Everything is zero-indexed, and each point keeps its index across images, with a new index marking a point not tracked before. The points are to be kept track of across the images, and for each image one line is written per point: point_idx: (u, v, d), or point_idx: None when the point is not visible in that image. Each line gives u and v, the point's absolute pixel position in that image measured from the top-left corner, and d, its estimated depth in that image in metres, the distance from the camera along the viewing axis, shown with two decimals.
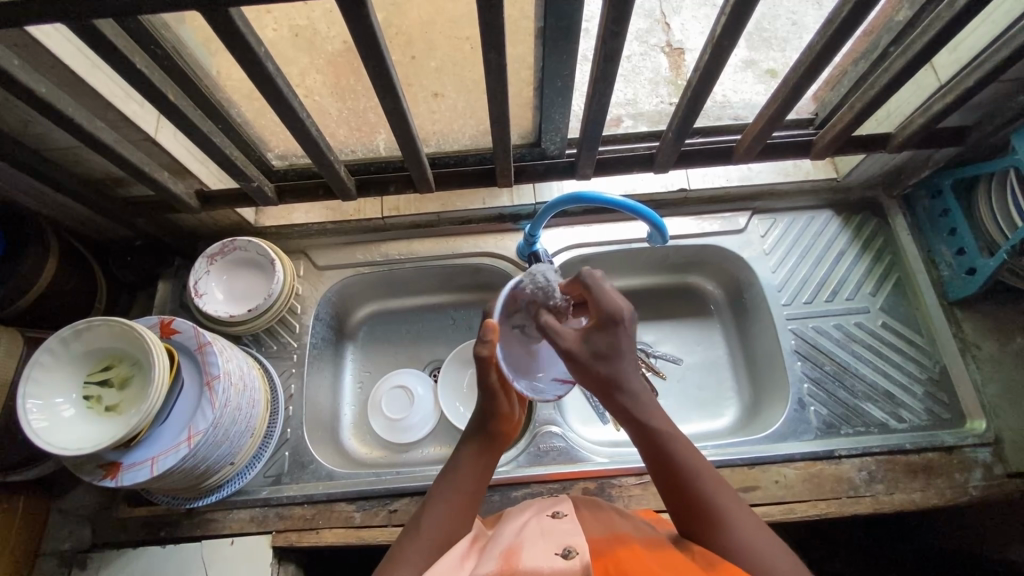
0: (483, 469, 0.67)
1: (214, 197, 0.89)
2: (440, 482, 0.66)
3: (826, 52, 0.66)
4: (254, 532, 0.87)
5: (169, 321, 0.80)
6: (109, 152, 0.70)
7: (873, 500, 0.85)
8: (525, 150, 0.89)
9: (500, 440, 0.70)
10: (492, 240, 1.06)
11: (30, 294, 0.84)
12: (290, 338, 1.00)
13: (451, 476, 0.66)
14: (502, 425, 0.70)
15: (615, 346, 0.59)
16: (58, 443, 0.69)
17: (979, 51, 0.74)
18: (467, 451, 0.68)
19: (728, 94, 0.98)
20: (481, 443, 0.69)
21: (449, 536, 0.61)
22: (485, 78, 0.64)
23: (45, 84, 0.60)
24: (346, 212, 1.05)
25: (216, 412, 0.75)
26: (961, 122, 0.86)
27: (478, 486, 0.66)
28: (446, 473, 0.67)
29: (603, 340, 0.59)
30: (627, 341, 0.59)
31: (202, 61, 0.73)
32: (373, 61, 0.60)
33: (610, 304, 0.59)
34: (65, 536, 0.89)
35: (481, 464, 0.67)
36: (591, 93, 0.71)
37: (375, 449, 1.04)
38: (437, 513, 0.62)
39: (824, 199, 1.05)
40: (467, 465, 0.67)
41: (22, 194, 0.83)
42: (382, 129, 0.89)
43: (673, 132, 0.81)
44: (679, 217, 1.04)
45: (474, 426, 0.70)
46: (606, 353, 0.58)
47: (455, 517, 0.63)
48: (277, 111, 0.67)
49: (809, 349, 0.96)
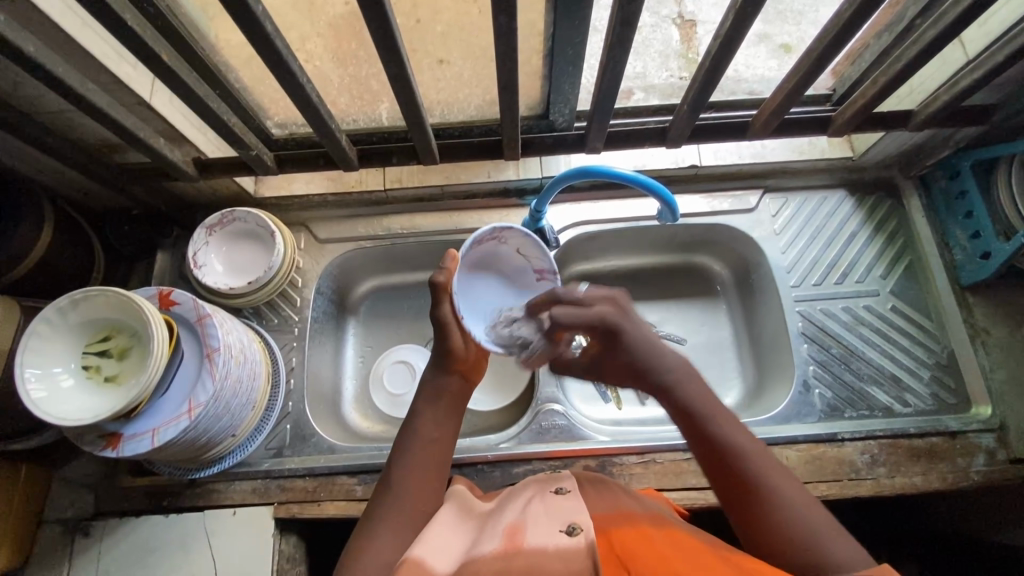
0: (446, 421, 0.68)
1: (212, 164, 0.87)
2: (403, 438, 0.66)
3: (855, 21, 0.63)
4: (255, 504, 0.87)
5: (168, 292, 0.78)
6: (102, 116, 0.68)
7: (874, 483, 0.85)
8: (532, 122, 0.87)
9: (458, 382, 0.71)
10: (497, 216, 1.03)
11: (25, 262, 0.82)
12: (290, 312, 0.99)
13: (412, 431, 0.66)
14: (458, 367, 0.71)
15: (628, 351, 0.65)
16: (57, 413, 0.69)
17: (1011, 23, 0.71)
18: (424, 399, 0.69)
19: (741, 69, 0.96)
20: (438, 390, 0.69)
21: (421, 496, 0.62)
22: (494, 43, 0.61)
23: (32, 43, 0.57)
24: (347, 182, 1.03)
25: (216, 384, 0.75)
26: (986, 100, 0.82)
27: (444, 437, 0.67)
28: (407, 425, 0.67)
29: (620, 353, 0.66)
30: (632, 336, 0.65)
31: (199, 23, 0.70)
32: (377, 21, 0.57)
33: (592, 319, 0.66)
34: (67, 503, 0.89)
35: (439, 414, 0.68)
36: (603, 62, 0.68)
37: (376, 423, 1.04)
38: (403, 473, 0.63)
39: (837, 179, 1.03)
40: (428, 420, 0.67)
41: (14, 159, 0.80)
42: (384, 97, 0.86)
43: (688, 105, 0.78)
44: (689, 195, 1.02)
45: (428, 373, 0.71)
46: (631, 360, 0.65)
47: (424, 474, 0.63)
48: (276, 76, 0.64)
49: (816, 332, 0.95)
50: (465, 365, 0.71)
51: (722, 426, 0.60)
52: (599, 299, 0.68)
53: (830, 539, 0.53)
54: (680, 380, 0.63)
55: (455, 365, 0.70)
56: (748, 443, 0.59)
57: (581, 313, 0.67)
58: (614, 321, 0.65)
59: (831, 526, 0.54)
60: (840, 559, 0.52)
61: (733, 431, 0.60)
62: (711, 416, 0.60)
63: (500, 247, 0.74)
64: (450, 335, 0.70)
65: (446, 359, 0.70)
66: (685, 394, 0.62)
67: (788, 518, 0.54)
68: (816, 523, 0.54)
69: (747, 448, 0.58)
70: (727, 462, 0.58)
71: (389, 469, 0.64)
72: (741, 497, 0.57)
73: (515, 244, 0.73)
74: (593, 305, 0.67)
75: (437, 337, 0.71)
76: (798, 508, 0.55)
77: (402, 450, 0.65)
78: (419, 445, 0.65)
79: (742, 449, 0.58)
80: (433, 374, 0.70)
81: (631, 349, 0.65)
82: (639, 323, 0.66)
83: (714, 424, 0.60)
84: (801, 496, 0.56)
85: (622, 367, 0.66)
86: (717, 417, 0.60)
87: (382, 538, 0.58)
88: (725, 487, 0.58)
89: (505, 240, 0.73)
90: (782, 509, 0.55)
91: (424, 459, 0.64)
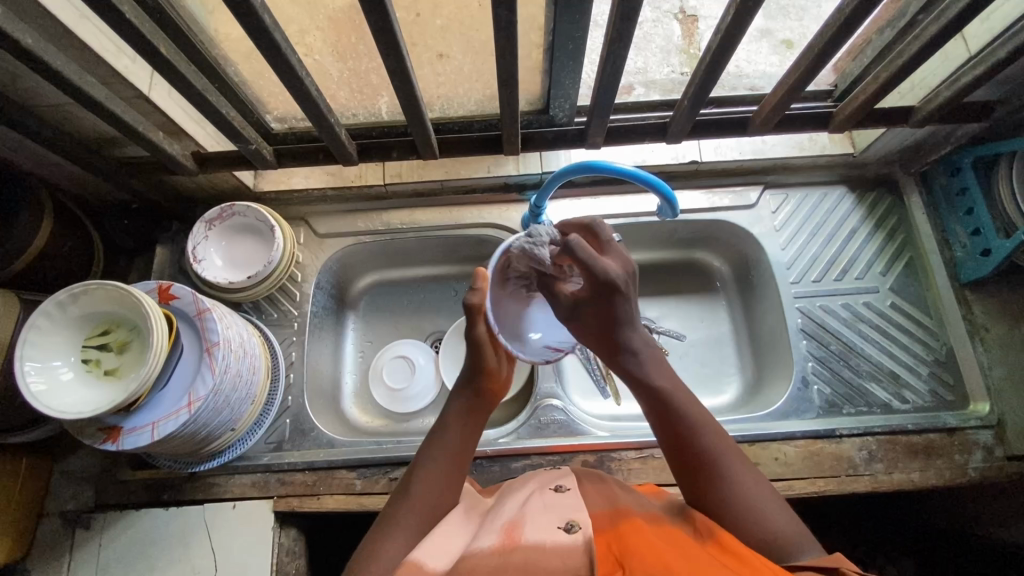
0: (471, 432, 0.68)
1: (212, 158, 0.87)
2: (428, 446, 0.66)
3: (857, 15, 0.63)
4: (255, 497, 0.88)
5: (167, 286, 0.79)
6: (101, 110, 0.67)
7: (872, 479, 0.85)
8: (532, 117, 0.86)
9: (488, 396, 0.70)
10: (497, 211, 1.03)
11: (25, 256, 0.83)
12: (290, 306, 0.99)
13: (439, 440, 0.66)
14: (490, 385, 0.70)
15: (609, 314, 0.61)
16: (57, 406, 0.69)
17: (1014, 19, 0.70)
18: (453, 411, 0.68)
19: (742, 64, 0.96)
20: (468, 401, 0.69)
21: (438, 503, 0.62)
22: (494, 36, 0.61)
23: (30, 35, 0.57)
24: (346, 177, 1.02)
25: (216, 378, 0.75)
26: (987, 96, 0.82)
27: (466, 447, 0.66)
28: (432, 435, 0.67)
29: (600, 312, 0.61)
30: (624, 308, 0.60)
31: (198, 16, 0.70)
32: (377, 15, 0.56)
33: (604, 272, 0.58)
34: (68, 497, 0.89)
35: (467, 426, 0.67)
36: (604, 56, 0.68)
37: (375, 418, 1.04)
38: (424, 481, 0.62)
39: (838, 175, 1.02)
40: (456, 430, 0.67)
41: (14, 152, 0.80)
42: (384, 91, 0.86)
43: (689, 101, 0.77)
44: (689, 191, 1.02)
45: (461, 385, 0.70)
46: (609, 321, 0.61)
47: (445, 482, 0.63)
48: (275, 69, 0.64)
49: (815, 328, 0.95)
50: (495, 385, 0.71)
51: (679, 399, 0.60)
52: (615, 257, 0.61)
53: (772, 512, 0.55)
54: (646, 352, 0.62)
55: (488, 380, 0.70)
56: (702, 418, 0.60)
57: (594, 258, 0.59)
58: (616, 281, 0.59)
59: (773, 499, 0.57)
60: (779, 531, 0.54)
61: (688, 405, 0.60)
62: (668, 389, 0.61)
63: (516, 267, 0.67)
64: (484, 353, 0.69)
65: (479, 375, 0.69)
66: (648, 366, 0.62)
67: (732, 490, 0.56)
68: (760, 498, 0.56)
69: (700, 424, 0.60)
70: (681, 434, 0.59)
71: (410, 478, 0.63)
72: (690, 469, 0.59)
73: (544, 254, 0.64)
74: (606, 260, 0.60)
75: (470, 354, 0.69)
76: (751, 489, 0.57)
77: (426, 457, 0.65)
78: (442, 456, 0.64)
79: (695, 423, 0.59)
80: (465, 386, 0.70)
81: (617, 311, 0.60)
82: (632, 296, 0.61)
83: (671, 397, 0.60)
84: (748, 471, 0.58)
85: (595, 326, 0.62)
86: (675, 390, 0.61)
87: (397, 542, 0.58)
88: (676, 458, 0.60)
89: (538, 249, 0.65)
90: (735, 489, 0.56)
91: (445, 469, 0.64)
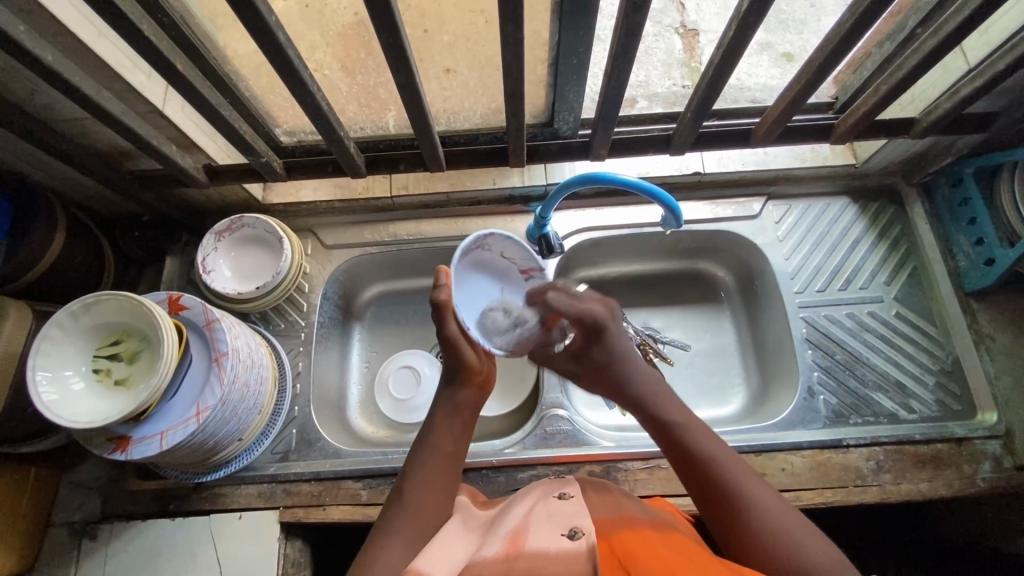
0: (461, 433, 0.69)
1: (221, 171, 0.88)
2: (419, 449, 0.67)
3: (856, 30, 0.64)
4: (260, 508, 0.88)
5: (177, 297, 0.79)
6: (117, 124, 0.69)
7: (880, 489, 0.85)
8: (536, 129, 0.87)
9: (474, 395, 0.72)
10: (502, 222, 1.05)
11: (37, 267, 0.84)
12: (297, 317, 1.00)
13: (429, 442, 0.67)
14: (471, 379, 0.72)
15: (607, 354, 0.70)
16: (67, 416, 0.70)
17: (1011, 33, 0.72)
18: (442, 414, 0.70)
19: (744, 77, 0.98)
20: (456, 403, 0.70)
21: (435, 507, 0.62)
22: (502, 53, 0.62)
23: (50, 53, 0.59)
24: (354, 189, 1.03)
25: (224, 388, 0.75)
26: (986, 108, 0.83)
27: (457, 452, 0.68)
28: (422, 436, 0.68)
29: (596, 353, 0.71)
30: (615, 344, 0.70)
31: (210, 33, 0.72)
32: (387, 32, 0.58)
33: (586, 315, 0.69)
34: (76, 507, 0.89)
35: (457, 426, 0.69)
36: (608, 72, 0.69)
37: (382, 429, 1.04)
38: (420, 484, 0.63)
39: (840, 186, 1.03)
40: (446, 431, 0.69)
41: (28, 165, 0.82)
42: (392, 105, 0.87)
43: (691, 113, 0.78)
44: (692, 202, 1.03)
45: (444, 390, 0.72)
46: (604, 363, 0.70)
47: (440, 484, 0.64)
48: (287, 83, 0.65)
49: (820, 338, 0.96)
50: (478, 378, 0.73)
51: (692, 432, 0.63)
52: (594, 300, 0.71)
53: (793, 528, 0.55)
54: (656, 395, 0.67)
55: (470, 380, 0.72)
56: (719, 449, 0.61)
57: (574, 304, 0.69)
58: (599, 322, 0.69)
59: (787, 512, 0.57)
60: (802, 548, 0.53)
61: (705, 439, 0.62)
62: (682, 424, 0.64)
63: (486, 253, 0.71)
64: (465, 349, 0.71)
65: (462, 372, 0.71)
66: (660, 404, 0.66)
67: (759, 516, 0.56)
68: (787, 521, 0.55)
69: (717, 454, 0.61)
70: (701, 466, 0.60)
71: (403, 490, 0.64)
72: (715, 500, 0.59)
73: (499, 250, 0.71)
74: (588, 303, 0.71)
75: (447, 355, 0.72)
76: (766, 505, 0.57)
77: (417, 462, 0.66)
78: (434, 459, 0.66)
79: (714, 453, 0.61)
80: (449, 390, 0.71)
81: (607, 351, 0.70)
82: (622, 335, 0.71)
83: (688, 432, 0.63)
84: (772, 497, 0.58)
85: (595, 368, 0.72)
86: (690, 425, 0.64)
87: (395, 544, 0.58)
88: (699, 494, 0.60)
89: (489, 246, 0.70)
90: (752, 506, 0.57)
91: (438, 471, 0.65)
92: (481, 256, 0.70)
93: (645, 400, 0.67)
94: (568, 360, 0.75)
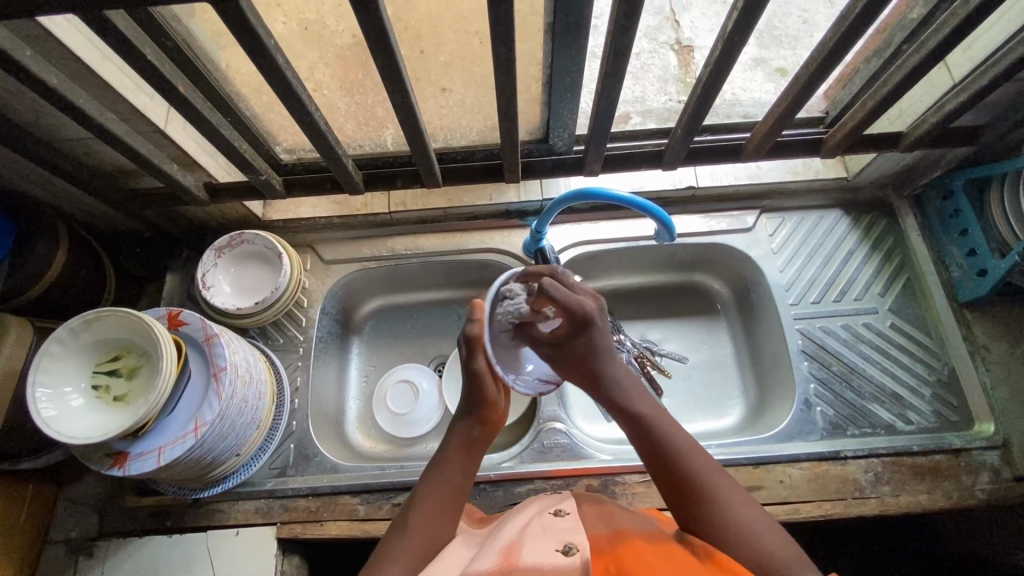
0: (469, 465, 0.68)
1: (222, 189, 0.90)
2: (427, 477, 0.66)
3: (839, 49, 0.65)
4: (258, 524, 0.88)
5: (176, 313, 0.80)
6: (119, 144, 0.70)
7: (879, 502, 0.85)
8: (532, 146, 0.89)
9: (487, 429, 0.71)
10: (499, 236, 1.06)
11: (38, 285, 0.85)
12: (296, 331, 1.00)
13: (436, 471, 0.66)
14: (486, 414, 0.70)
15: (589, 345, 0.66)
16: (65, 432, 0.70)
17: (993, 49, 0.74)
18: (454, 450, 0.68)
19: (738, 92, 1.00)
20: (469, 440, 0.69)
21: (437, 536, 0.62)
22: (494, 74, 0.64)
23: (56, 76, 0.60)
24: (353, 206, 1.05)
25: (222, 404, 0.76)
26: (973, 121, 0.84)
27: (464, 484, 0.66)
28: (432, 471, 0.67)
29: (579, 341, 0.66)
30: (599, 336, 0.66)
31: (213, 55, 0.74)
32: (383, 54, 0.59)
33: (578, 305, 0.65)
34: (72, 524, 0.89)
35: (466, 458, 0.68)
36: (599, 90, 0.71)
37: (379, 443, 1.04)
38: (422, 512, 0.63)
39: (833, 199, 1.04)
40: (454, 460, 0.67)
41: (32, 185, 0.83)
42: (390, 123, 0.89)
43: (681, 130, 0.80)
44: (686, 215, 1.04)
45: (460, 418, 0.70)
46: (584, 352, 0.66)
47: (445, 515, 0.64)
48: (286, 105, 0.67)
49: (816, 349, 0.96)
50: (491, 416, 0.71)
51: (662, 427, 0.63)
52: (585, 293, 0.68)
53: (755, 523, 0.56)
54: (629, 385, 0.66)
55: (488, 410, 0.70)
56: (683, 441, 0.62)
57: (568, 295, 0.65)
58: (587, 314, 0.65)
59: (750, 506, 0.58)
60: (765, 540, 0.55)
61: (674, 433, 0.63)
62: (653, 418, 0.64)
63: (509, 295, 0.68)
64: (484, 385, 0.69)
65: (479, 406, 0.69)
66: (632, 401, 0.65)
67: (720, 509, 0.57)
68: (747, 514, 0.57)
69: (687, 449, 0.61)
70: (670, 462, 0.61)
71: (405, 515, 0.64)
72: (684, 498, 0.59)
73: (518, 287, 0.69)
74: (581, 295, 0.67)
75: (467, 386, 0.70)
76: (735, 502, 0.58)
77: (423, 489, 0.65)
78: (442, 493, 0.65)
79: (681, 447, 0.61)
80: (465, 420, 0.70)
81: (592, 341, 0.66)
82: (607, 329, 0.67)
83: (657, 427, 0.63)
84: (736, 492, 0.59)
85: (575, 356, 0.66)
86: (659, 419, 0.64)
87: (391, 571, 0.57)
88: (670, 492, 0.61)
89: (512, 289, 0.69)
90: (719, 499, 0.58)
91: (445, 504, 0.64)
92: (501, 294, 0.68)
93: (622, 397, 0.66)
94: (550, 346, 0.68)
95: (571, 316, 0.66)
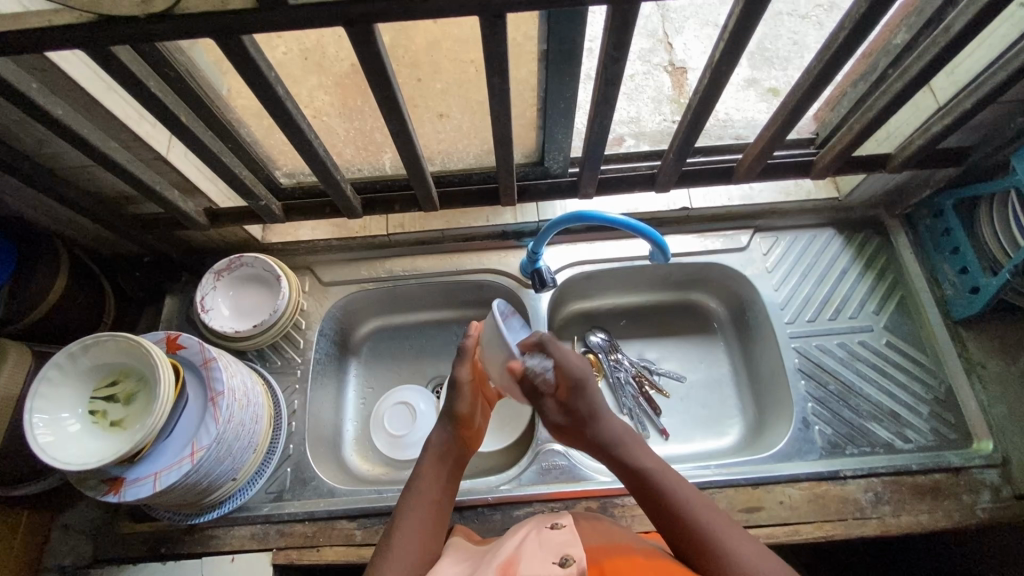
0: (447, 481, 0.71)
1: (222, 215, 0.91)
2: (408, 493, 0.69)
3: (823, 77, 0.67)
4: (254, 549, 0.87)
5: (175, 336, 0.81)
6: (122, 171, 0.72)
7: (880, 522, 0.84)
8: (527, 169, 0.90)
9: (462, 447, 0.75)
10: (496, 257, 1.07)
11: (36, 310, 0.85)
12: (293, 354, 1.00)
13: (418, 487, 0.69)
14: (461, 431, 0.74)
15: (589, 407, 0.71)
16: (62, 458, 0.70)
17: (976, 73, 0.76)
18: (429, 462, 0.71)
19: (730, 112, 1.02)
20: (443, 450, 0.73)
21: (422, 551, 0.63)
22: (490, 102, 0.65)
23: (61, 107, 0.62)
24: (352, 228, 1.07)
25: (219, 428, 0.76)
26: (960, 142, 0.86)
27: (444, 498, 0.69)
28: (411, 486, 0.69)
29: (581, 406, 0.71)
30: (595, 398, 0.71)
31: (215, 84, 0.75)
32: (381, 84, 0.61)
33: (575, 369, 0.70)
34: (67, 551, 0.89)
35: (445, 473, 0.71)
36: (592, 116, 0.72)
37: (377, 465, 1.03)
38: (406, 530, 0.64)
39: (826, 218, 1.06)
40: (431, 477, 0.70)
41: (34, 210, 0.84)
42: (388, 148, 0.91)
43: (674, 152, 0.82)
44: (680, 235, 1.05)
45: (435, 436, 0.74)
46: (587, 416, 0.71)
47: (429, 528, 0.66)
48: (287, 133, 0.69)
49: (812, 367, 0.96)
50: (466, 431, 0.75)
51: (662, 479, 0.66)
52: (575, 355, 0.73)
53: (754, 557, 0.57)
54: (630, 443, 0.70)
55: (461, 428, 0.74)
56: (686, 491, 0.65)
57: (568, 360, 0.71)
58: (582, 374, 0.71)
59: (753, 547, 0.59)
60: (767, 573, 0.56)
61: (682, 489, 0.65)
62: (661, 476, 0.66)
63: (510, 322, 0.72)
64: (461, 395, 0.75)
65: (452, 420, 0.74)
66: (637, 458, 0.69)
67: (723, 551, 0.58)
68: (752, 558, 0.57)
69: (693, 505, 0.63)
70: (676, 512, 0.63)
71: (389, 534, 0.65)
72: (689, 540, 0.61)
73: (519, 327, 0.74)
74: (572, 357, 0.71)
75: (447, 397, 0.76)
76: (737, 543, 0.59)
77: (404, 506, 0.67)
78: (424, 509, 0.67)
79: (684, 499, 0.63)
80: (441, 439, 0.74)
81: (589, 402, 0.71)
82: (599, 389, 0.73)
83: (661, 482, 0.65)
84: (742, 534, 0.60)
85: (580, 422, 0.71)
86: (668, 476, 0.66)
87: None
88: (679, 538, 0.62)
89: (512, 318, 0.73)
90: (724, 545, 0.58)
91: (428, 520, 0.66)
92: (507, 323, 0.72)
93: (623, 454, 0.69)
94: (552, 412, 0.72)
95: (569, 382, 0.71)
